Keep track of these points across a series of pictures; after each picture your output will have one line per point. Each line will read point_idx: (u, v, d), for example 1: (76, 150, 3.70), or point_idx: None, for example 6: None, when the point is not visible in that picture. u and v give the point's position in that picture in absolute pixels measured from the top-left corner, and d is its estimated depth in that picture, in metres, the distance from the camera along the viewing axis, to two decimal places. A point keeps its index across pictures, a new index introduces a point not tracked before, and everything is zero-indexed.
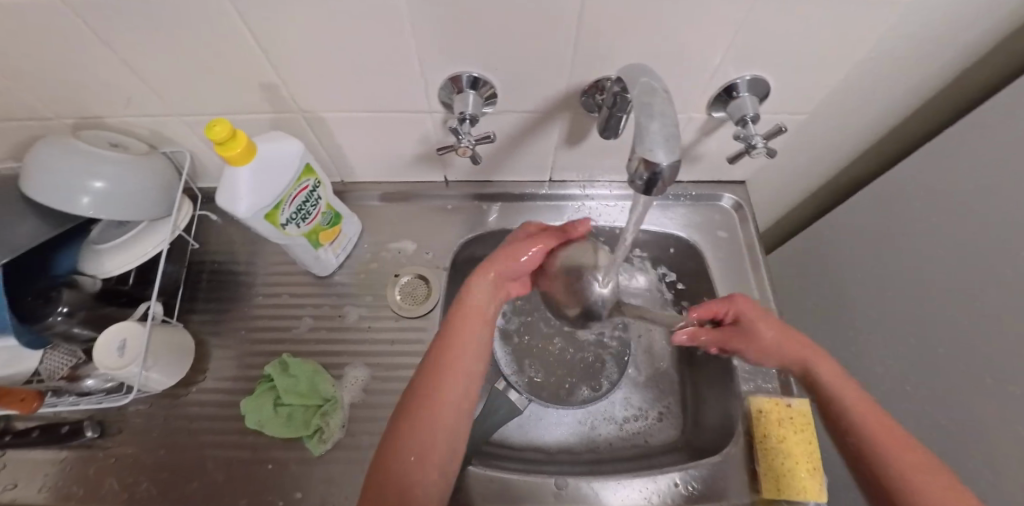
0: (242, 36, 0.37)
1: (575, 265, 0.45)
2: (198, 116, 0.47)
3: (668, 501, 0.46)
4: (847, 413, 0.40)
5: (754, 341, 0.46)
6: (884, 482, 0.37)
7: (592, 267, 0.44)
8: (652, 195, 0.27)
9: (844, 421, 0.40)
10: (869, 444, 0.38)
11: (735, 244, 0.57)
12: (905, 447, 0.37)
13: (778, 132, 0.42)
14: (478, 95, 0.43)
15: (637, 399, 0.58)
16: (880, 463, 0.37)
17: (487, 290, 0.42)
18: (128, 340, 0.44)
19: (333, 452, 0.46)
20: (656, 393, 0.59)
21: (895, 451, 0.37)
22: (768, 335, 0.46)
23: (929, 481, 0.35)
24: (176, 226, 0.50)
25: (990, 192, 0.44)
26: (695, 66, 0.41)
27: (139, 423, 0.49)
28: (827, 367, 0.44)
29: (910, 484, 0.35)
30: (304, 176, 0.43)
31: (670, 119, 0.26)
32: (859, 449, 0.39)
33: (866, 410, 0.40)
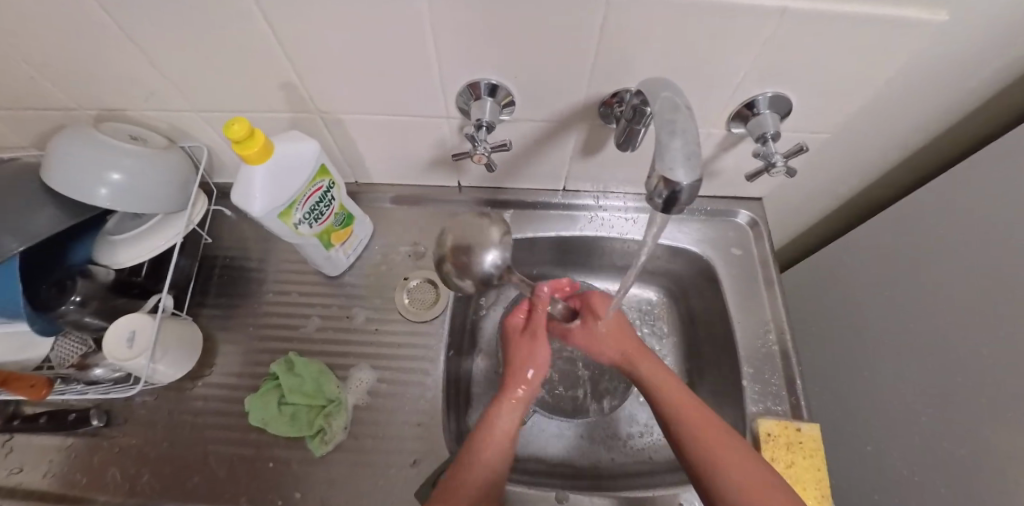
0: (264, 36, 0.37)
1: (469, 241, 0.42)
2: (216, 112, 0.48)
3: None
4: (665, 406, 0.42)
5: (592, 337, 0.49)
6: (700, 473, 0.38)
7: (488, 243, 0.42)
8: (670, 213, 0.26)
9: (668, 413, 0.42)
10: (689, 435, 0.39)
11: (749, 261, 0.56)
12: (733, 443, 0.38)
13: (800, 151, 0.41)
14: (496, 102, 0.43)
15: (643, 415, 0.58)
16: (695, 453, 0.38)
17: (525, 351, 0.46)
18: (137, 331, 0.44)
19: (333, 453, 0.46)
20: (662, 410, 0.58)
21: (718, 443, 0.38)
22: (606, 334, 0.48)
23: (734, 469, 0.36)
24: (190, 220, 0.50)
25: None
26: (716, 81, 0.40)
27: (144, 414, 0.49)
28: (652, 365, 0.45)
29: (720, 481, 0.36)
30: (319, 177, 0.43)
31: (692, 136, 0.25)
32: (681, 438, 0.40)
33: (678, 399, 0.42)
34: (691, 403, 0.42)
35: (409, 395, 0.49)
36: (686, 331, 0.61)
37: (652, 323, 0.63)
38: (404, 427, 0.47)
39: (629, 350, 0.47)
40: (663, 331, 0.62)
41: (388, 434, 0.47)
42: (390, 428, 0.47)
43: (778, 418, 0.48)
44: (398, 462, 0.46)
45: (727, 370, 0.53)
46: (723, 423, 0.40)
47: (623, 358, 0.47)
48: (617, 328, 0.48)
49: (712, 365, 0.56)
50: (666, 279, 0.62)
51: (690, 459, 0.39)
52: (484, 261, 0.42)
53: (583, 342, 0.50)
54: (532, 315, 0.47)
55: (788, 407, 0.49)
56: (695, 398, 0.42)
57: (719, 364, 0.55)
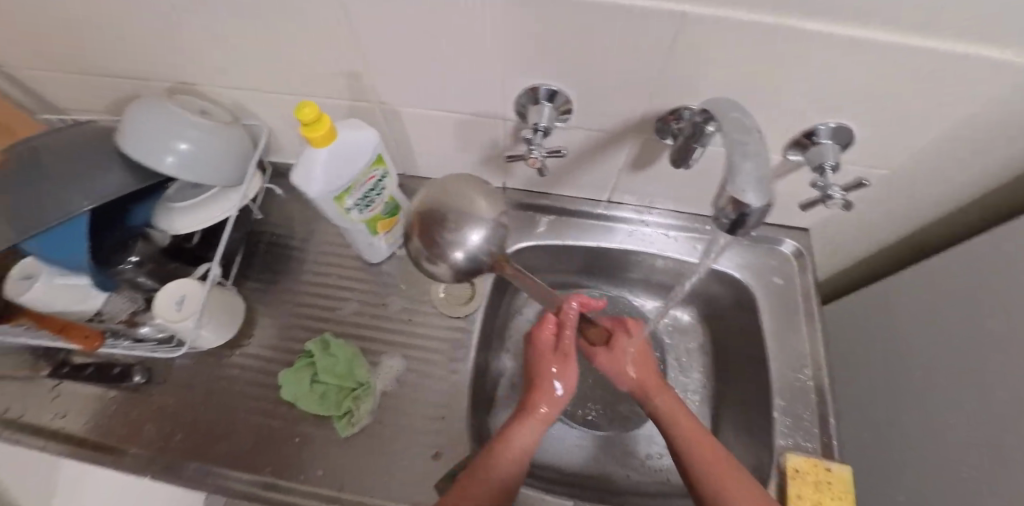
0: (340, 25, 0.38)
1: (444, 211, 0.43)
2: (281, 94, 0.50)
3: None
4: (679, 440, 0.42)
5: (617, 364, 0.46)
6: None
7: (471, 220, 0.43)
8: (735, 235, 0.26)
9: (683, 449, 0.41)
10: (698, 469, 0.39)
11: (790, 292, 0.55)
12: (743, 484, 0.38)
13: (860, 185, 0.40)
14: (554, 107, 0.43)
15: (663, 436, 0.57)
16: (705, 489, 0.38)
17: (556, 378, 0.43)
18: (187, 296, 0.46)
19: (358, 436, 0.47)
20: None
21: (732, 484, 0.38)
22: (629, 358, 0.46)
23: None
24: (244, 196, 0.52)
25: None
26: (780, 107, 0.40)
27: (182, 375, 0.51)
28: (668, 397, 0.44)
29: None
30: (374, 166, 0.44)
31: (765, 158, 0.25)
32: (693, 473, 0.40)
33: (690, 431, 0.42)
34: (705, 439, 0.41)
35: (436, 387, 0.50)
36: (716, 356, 0.60)
37: (682, 345, 0.62)
38: (428, 419, 0.48)
39: (647, 382, 0.45)
40: (693, 352, 0.62)
41: (413, 424, 0.48)
42: (415, 418, 0.48)
43: (807, 455, 0.47)
44: (420, 452, 0.46)
45: (758, 400, 0.52)
46: (732, 459, 0.40)
47: (641, 389, 0.45)
48: (642, 355, 0.47)
49: (742, 393, 0.55)
50: (701, 301, 0.61)
51: (700, 495, 0.39)
52: (467, 242, 0.42)
53: (605, 366, 0.47)
54: (561, 335, 0.44)
55: (819, 445, 0.47)
56: (706, 432, 0.42)
57: (749, 393, 0.54)
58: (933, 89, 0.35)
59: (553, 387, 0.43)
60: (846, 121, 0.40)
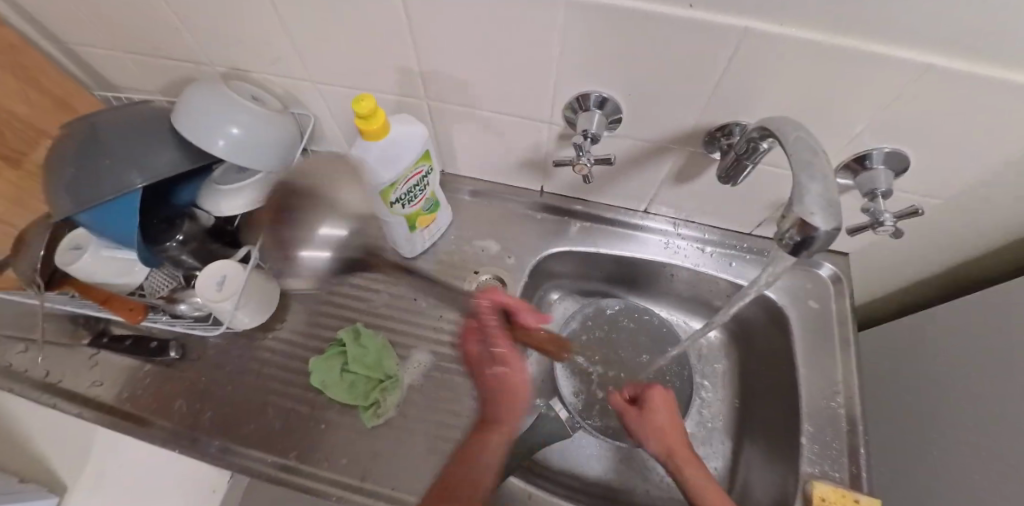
0: (400, 22, 0.39)
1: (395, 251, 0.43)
2: (332, 86, 0.50)
3: None
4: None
5: (646, 425, 0.47)
6: None
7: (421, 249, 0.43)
8: (796, 256, 0.26)
9: None
10: None
11: (825, 317, 0.54)
12: None
13: (914, 213, 0.39)
14: (602, 115, 0.43)
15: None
16: None
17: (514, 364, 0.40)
18: (228, 278, 0.47)
19: (382, 428, 0.48)
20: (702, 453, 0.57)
21: None
22: (658, 426, 0.46)
23: None
24: (288, 182, 0.53)
25: None
26: (835, 130, 0.39)
27: (215, 354, 0.52)
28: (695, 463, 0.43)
29: None
30: (421, 162, 0.44)
31: (832, 183, 0.25)
32: None
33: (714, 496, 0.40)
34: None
35: (463, 386, 0.50)
36: (742, 376, 0.60)
37: (707, 362, 0.62)
38: (452, 416, 0.48)
39: (672, 447, 0.45)
40: (719, 371, 0.61)
41: (437, 420, 0.48)
42: (439, 415, 0.48)
43: (835, 485, 0.45)
44: (444, 449, 0.47)
45: (785, 425, 0.51)
46: None
47: (670, 458, 0.45)
48: (673, 426, 0.46)
49: (769, 417, 0.54)
50: (731, 319, 0.60)
51: None
52: None
53: (636, 428, 0.47)
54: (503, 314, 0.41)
55: (847, 475, 0.46)
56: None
57: (777, 417, 0.53)
58: (999, 123, 0.34)
59: (507, 371, 0.39)
60: (902, 148, 0.39)
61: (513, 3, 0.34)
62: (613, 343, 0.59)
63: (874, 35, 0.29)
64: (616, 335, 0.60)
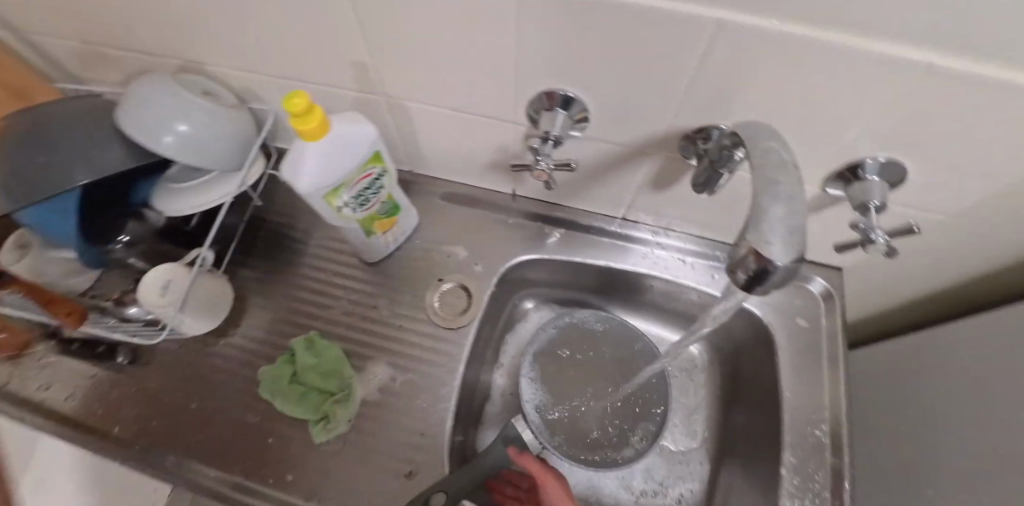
0: (344, 13, 0.36)
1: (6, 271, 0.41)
2: (288, 81, 0.47)
3: None
4: None
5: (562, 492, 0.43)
6: None
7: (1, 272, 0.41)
8: (753, 292, 0.22)
9: None
10: None
11: (815, 337, 0.50)
12: None
13: (908, 231, 0.35)
14: (568, 116, 0.39)
15: (658, 473, 0.54)
16: None
17: None
18: (174, 280, 0.45)
19: (332, 444, 0.45)
20: (682, 473, 0.53)
21: None
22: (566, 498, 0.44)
23: None
24: (244, 182, 0.51)
25: None
26: (824, 136, 0.35)
27: (166, 359, 0.50)
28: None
29: None
30: (371, 163, 0.42)
31: (801, 204, 0.20)
32: None
33: None
34: None
35: (419, 401, 0.47)
36: (725, 396, 0.56)
37: (690, 379, 0.58)
38: (407, 434, 0.46)
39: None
40: (702, 387, 0.57)
41: (390, 437, 0.45)
42: (393, 432, 0.46)
43: None
44: (396, 469, 0.44)
45: (767, 453, 0.48)
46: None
47: None
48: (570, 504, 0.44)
49: (750, 442, 0.50)
50: (716, 334, 0.57)
51: None
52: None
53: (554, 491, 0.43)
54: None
55: None
56: None
57: (758, 442, 0.49)
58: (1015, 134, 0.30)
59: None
60: (902, 158, 0.35)
61: None
62: (586, 354, 0.55)
63: (867, 32, 0.25)
64: (590, 346, 0.56)
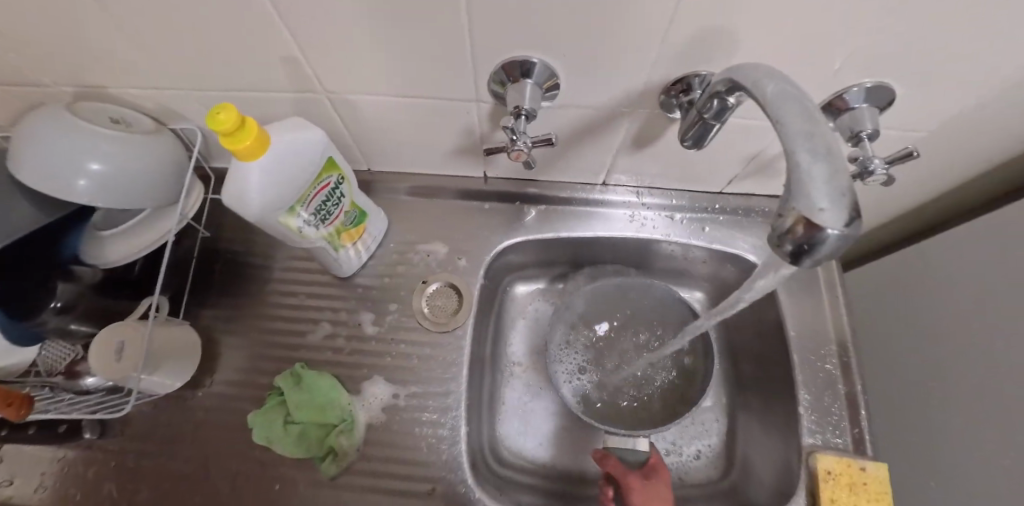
0: (260, 5, 0.30)
1: None
2: (209, 91, 0.41)
3: None
4: None
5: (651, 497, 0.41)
6: None
7: None
8: (796, 267, 0.19)
9: None
10: None
11: (810, 273, 0.49)
12: None
13: (907, 155, 0.34)
14: (536, 84, 0.35)
15: (672, 434, 0.53)
16: None
17: None
18: (129, 342, 0.39)
19: (344, 476, 0.42)
20: (696, 429, 0.53)
21: None
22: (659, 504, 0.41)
23: None
24: (185, 214, 0.45)
25: None
26: (811, 67, 0.32)
27: (140, 425, 0.45)
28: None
29: None
30: (327, 172, 0.38)
31: (840, 159, 0.18)
32: None
33: None
34: None
35: (427, 415, 0.44)
36: (730, 344, 0.56)
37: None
38: (421, 450, 0.43)
39: None
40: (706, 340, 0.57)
41: (404, 457, 0.43)
42: (406, 452, 0.43)
43: (838, 453, 0.43)
44: (417, 490, 0.42)
45: (782, 394, 0.48)
46: None
47: None
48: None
49: (762, 386, 0.51)
50: (712, 285, 0.56)
51: None
52: None
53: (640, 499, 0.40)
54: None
55: (851, 441, 0.44)
56: None
57: (770, 385, 0.50)
58: (1013, 36, 0.28)
59: None
60: (895, 78, 0.33)
61: None
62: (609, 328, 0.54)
63: None
64: (609, 311, 0.54)
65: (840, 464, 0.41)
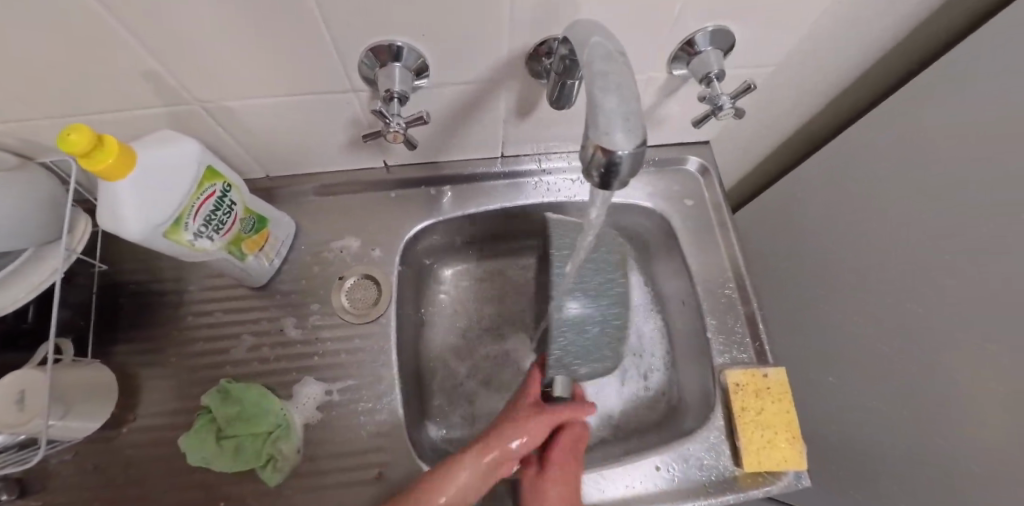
0: (102, 23, 0.29)
1: None
2: (72, 116, 0.39)
3: (672, 486, 0.45)
4: None
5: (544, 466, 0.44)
6: None
7: None
8: (611, 189, 0.21)
9: None
10: None
11: (702, 211, 0.54)
12: None
13: (748, 89, 0.38)
14: (405, 67, 0.36)
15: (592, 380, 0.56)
16: None
17: None
18: (29, 388, 0.37)
19: (290, 480, 0.43)
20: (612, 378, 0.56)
21: None
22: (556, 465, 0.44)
23: None
24: (72, 250, 0.42)
25: (950, 145, 0.42)
26: (654, 19, 0.35)
27: (66, 475, 0.43)
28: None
29: None
30: (208, 181, 0.37)
31: (632, 92, 0.20)
32: None
33: None
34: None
35: (366, 404, 0.45)
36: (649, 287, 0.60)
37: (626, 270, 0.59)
38: (362, 440, 0.44)
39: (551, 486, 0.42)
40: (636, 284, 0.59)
41: (349, 450, 0.44)
42: (352, 444, 0.44)
43: (743, 367, 0.48)
44: (364, 478, 0.43)
45: (692, 324, 0.52)
46: None
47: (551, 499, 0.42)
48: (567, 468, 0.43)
49: (677, 321, 0.55)
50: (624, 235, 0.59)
51: None
52: None
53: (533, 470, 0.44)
54: None
55: (754, 354, 0.49)
56: None
57: (684, 319, 0.54)
58: None
59: None
60: (730, 21, 0.36)
61: None
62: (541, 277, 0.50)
63: None
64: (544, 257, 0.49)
65: (746, 376, 0.46)
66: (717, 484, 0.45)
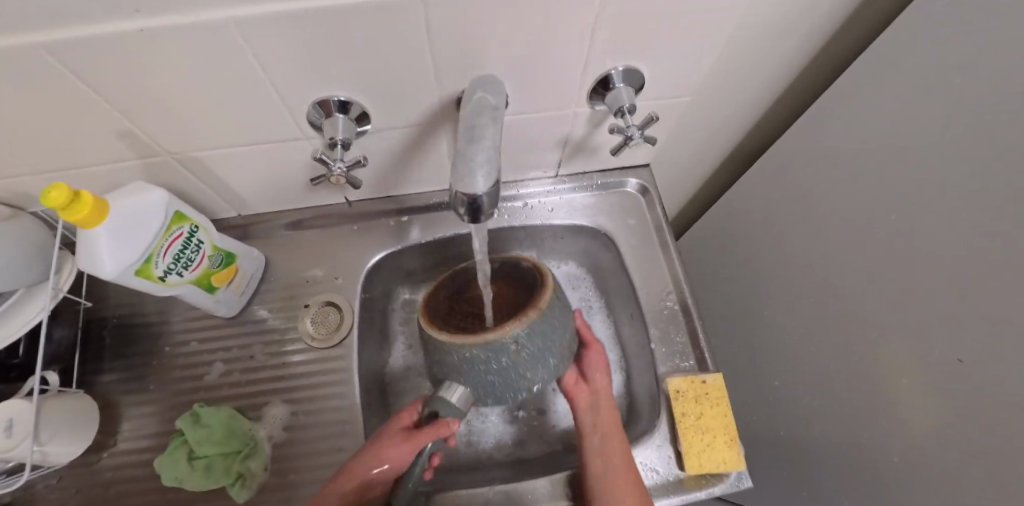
0: (78, 91, 0.34)
1: None
2: (57, 170, 0.44)
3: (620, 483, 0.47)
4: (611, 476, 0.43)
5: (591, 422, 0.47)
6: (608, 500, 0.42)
7: None
8: (483, 220, 0.26)
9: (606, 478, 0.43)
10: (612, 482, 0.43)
11: (644, 228, 0.58)
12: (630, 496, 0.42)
13: (652, 121, 0.44)
14: (349, 118, 0.41)
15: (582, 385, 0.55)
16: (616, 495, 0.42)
17: None
18: (16, 417, 0.39)
19: (257, 495, 0.46)
20: None
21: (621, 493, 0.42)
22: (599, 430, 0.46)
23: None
24: (59, 289, 0.47)
25: None
26: (563, 66, 0.40)
27: (52, 498, 0.46)
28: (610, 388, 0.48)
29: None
30: (176, 224, 0.41)
31: (496, 143, 0.25)
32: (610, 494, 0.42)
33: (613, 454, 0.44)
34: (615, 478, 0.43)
35: (328, 423, 0.49)
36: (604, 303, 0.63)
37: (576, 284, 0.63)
38: (326, 455, 0.47)
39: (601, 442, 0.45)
40: (596, 306, 0.62)
41: (314, 466, 0.47)
42: (316, 460, 0.47)
43: (685, 374, 0.51)
44: None
45: (639, 336, 0.55)
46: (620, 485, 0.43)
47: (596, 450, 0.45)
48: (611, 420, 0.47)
49: (628, 333, 0.58)
50: (576, 254, 0.63)
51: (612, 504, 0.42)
52: None
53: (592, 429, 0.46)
54: None
55: (695, 362, 0.52)
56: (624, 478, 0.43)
57: (633, 331, 0.57)
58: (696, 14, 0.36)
59: None
60: (636, 62, 0.41)
61: (177, 40, 0.30)
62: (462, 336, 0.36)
63: None
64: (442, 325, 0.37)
65: (684, 382, 0.49)
66: (664, 489, 0.47)
